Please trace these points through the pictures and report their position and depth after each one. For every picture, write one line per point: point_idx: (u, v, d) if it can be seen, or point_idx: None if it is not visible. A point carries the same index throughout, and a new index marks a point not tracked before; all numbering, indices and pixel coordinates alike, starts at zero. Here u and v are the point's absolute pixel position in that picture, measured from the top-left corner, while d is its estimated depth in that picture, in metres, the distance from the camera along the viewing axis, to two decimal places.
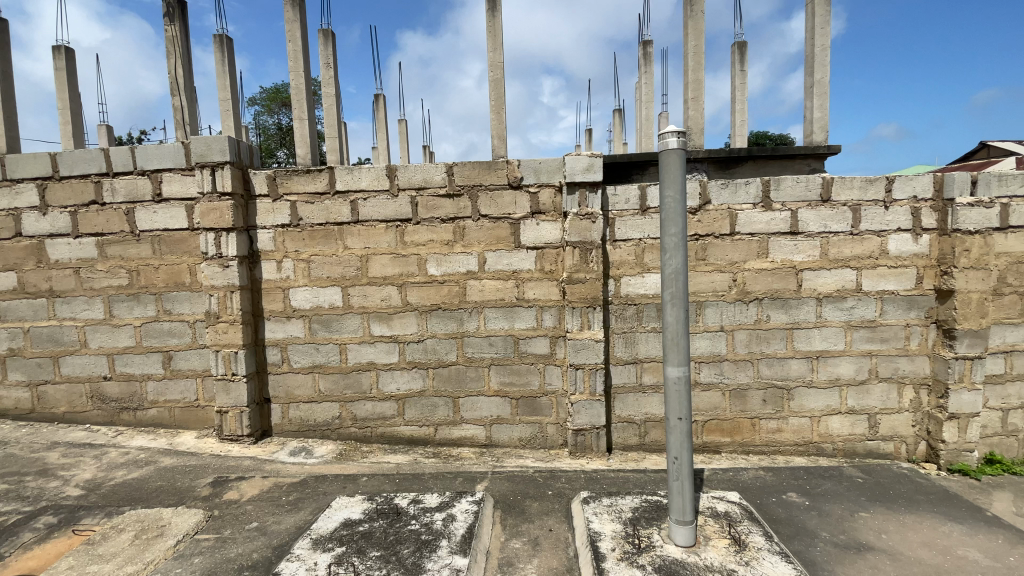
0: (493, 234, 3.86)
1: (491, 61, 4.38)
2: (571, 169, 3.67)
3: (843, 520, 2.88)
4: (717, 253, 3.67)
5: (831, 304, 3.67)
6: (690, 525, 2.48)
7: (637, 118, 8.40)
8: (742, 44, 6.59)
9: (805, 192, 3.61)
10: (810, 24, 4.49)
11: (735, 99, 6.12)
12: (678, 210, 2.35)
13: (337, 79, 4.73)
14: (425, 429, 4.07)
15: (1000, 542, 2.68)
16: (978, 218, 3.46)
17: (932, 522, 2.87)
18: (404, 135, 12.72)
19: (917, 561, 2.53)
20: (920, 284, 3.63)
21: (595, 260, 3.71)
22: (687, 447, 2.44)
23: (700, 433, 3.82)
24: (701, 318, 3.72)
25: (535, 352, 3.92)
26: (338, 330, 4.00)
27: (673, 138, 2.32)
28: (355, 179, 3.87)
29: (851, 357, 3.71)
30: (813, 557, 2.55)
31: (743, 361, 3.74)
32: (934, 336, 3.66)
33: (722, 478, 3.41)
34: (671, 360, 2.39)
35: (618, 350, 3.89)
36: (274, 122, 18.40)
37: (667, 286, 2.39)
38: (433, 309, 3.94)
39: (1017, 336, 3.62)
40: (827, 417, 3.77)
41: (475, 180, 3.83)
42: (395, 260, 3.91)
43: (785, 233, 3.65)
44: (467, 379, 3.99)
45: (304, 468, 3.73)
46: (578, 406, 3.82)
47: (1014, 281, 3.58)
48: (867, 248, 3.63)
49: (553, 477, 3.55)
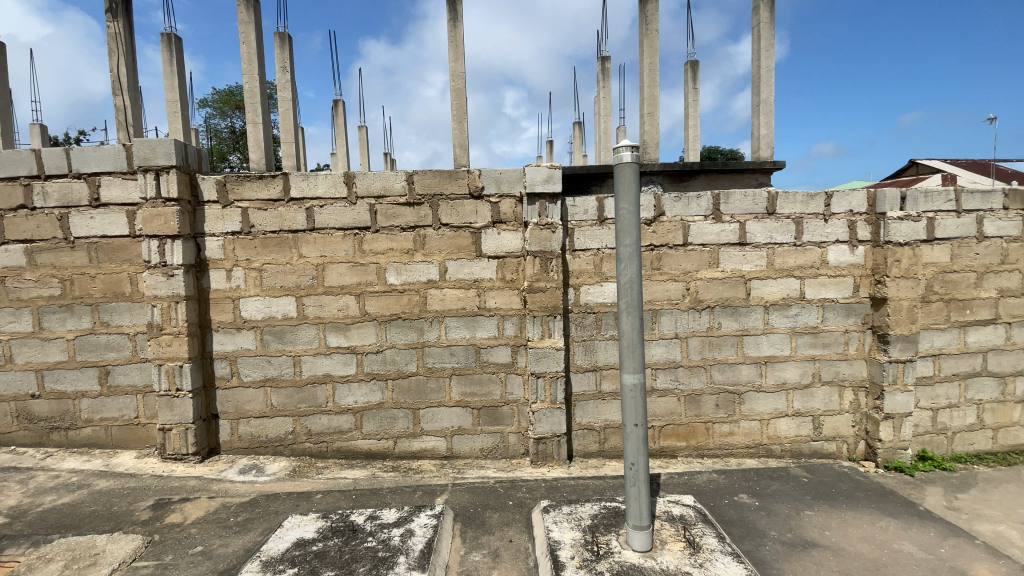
0: (454, 243, 3.84)
1: (452, 71, 4.45)
2: (532, 179, 3.73)
3: (790, 518, 3.00)
4: (671, 263, 3.79)
5: (777, 311, 3.85)
6: (646, 529, 2.52)
7: (596, 131, 8.60)
8: (693, 63, 6.90)
9: (752, 205, 3.78)
10: (757, 47, 4.81)
11: (688, 114, 6.38)
12: (632, 222, 2.42)
13: (293, 83, 4.65)
14: (383, 443, 3.98)
15: (932, 535, 2.85)
16: (908, 231, 3.72)
17: (871, 518, 3.03)
18: (364, 141, 12.53)
19: (857, 555, 2.65)
20: (857, 292, 3.86)
21: (555, 270, 3.75)
22: (643, 453, 2.49)
23: (657, 438, 3.90)
24: (656, 326, 3.82)
25: (496, 361, 3.91)
26: (291, 341, 3.86)
27: (627, 152, 2.39)
28: (311, 187, 3.77)
29: (796, 362, 3.89)
30: (762, 557, 2.63)
31: (697, 367, 3.86)
32: (870, 341, 3.89)
33: (678, 482, 3.49)
34: (627, 367, 2.44)
35: (578, 358, 3.94)
36: (227, 125, 17.75)
37: (623, 295, 2.45)
38: (391, 319, 3.86)
39: (944, 340, 3.88)
40: (776, 420, 3.93)
41: (436, 189, 3.81)
42: (353, 269, 3.82)
43: (734, 244, 3.81)
44: (427, 391, 3.93)
45: (254, 487, 3.56)
46: (539, 414, 3.84)
47: (940, 289, 3.85)
48: (809, 258, 3.84)
49: (513, 487, 3.54)
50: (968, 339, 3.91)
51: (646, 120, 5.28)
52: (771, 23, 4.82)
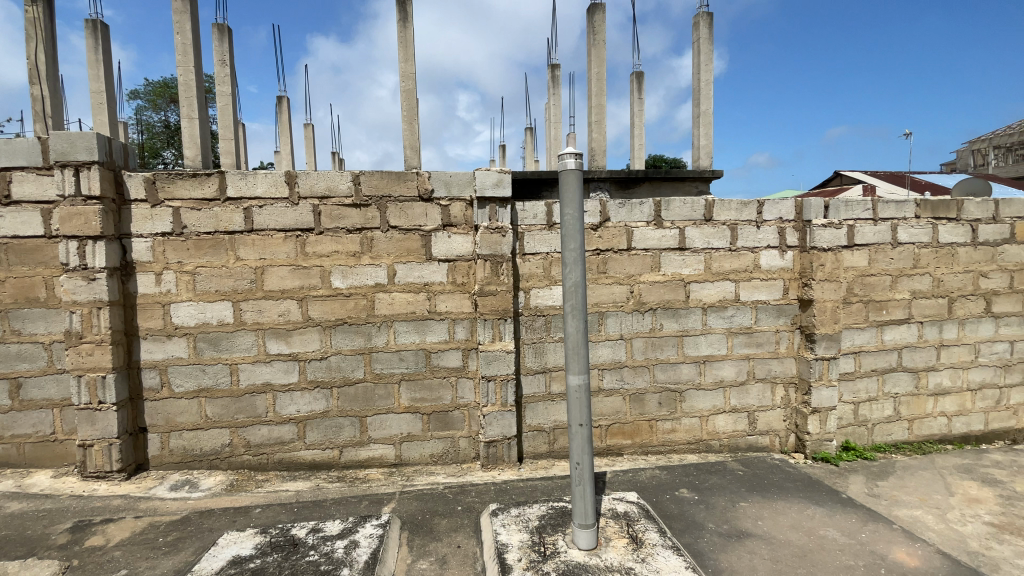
0: (403, 246, 3.78)
1: (401, 71, 4.41)
2: (481, 183, 3.74)
3: (726, 510, 3.15)
4: (617, 267, 3.90)
5: (714, 313, 4.04)
6: (592, 528, 2.57)
7: (547, 137, 8.74)
8: (638, 74, 7.15)
9: (691, 212, 3.96)
10: (697, 61, 5.07)
11: (634, 123, 6.61)
12: (576, 227, 2.47)
13: (232, 78, 4.44)
14: (328, 453, 3.85)
15: (854, 521, 3.06)
16: (831, 237, 4.00)
17: (800, 507, 3.22)
18: (310, 140, 12.12)
19: (787, 543, 2.81)
20: (786, 294, 4.11)
21: (505, 273, 3.77)
22: (588, 452, 2.55)
23: (604, 437, 3.99)
24: (603, 328, 3.91)
25: (447, 366, 3.87)
26: (227, 349, 3.67)
27: (571, 159, 2.44)
28: (249, 186, 3.61)
29: (732, 360, 4.09)
30: (701, 549, 2.74)
31: (641, 367, 3.99)
32: (798, 340, 4.15)
33: (623, 479, 3.59)
34: (572, 368, 2.49)
35: (528, 360, 3.97)
36: (160, 119, 16.70)
37: (568, 298, 2.49)
38: (336, 324, 3.75)
39: (863, 338, 4.20)
40: (715, 416, 4.12)
41: (384, 190, 3.73)
42: (295, 272, 3.68)
43: (674, 249, 3.97)
44: (375, 397, 3.83)
45: (187, 504, 3.35)
46: (490, 418, 3.83)
47: (860, 291, 4.16)
48: (743, 262, 4.05)
49: (462, 492, 3.51)
50: (885, 337, 4.24)
51: (594, 128, 5.42)
52: (710, 39, 5.07)
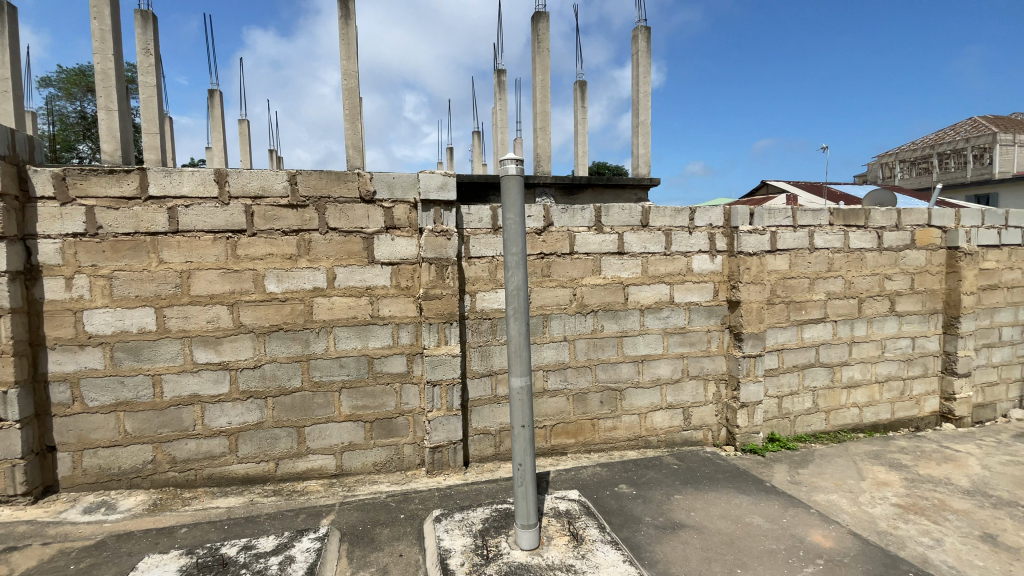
0: (343, 249, 3.68)
1: (342, 70, 4.31)
2: (425, 186, 3.71)
3: (662, 503, 3.28)
4: (560, 270, 3.98)
5: (651, 314, 4.21)
6: (534, 527, 2.60)
7: (493, 141, 8.79)
8: (581, 83, 7.36)
9: (629, 218, 4.12)
10: (635, 73, 5.29)
11: (577, 130, 6.78)
12: (518, 231, 2.51)
13: (158, 69, 4.17)
14: (263, 466, 3.67)
15: (777, 507, 3.27)
16: (755, 242, 4.28)
17: (730, 497, 3.41)
18: (246, 137, 11.55)
19: (716, 531, 2.97)
20: (716, 296, 4.36)
21: (450, 276, 3.75)
22: (530, 453, 2.58)
23: (548, 437, 4.06)
24: (547, 330, 3.98)
25: (390, 372, 3.79)
26: (149, 358, 3.43)
27: (512, 165, 2.47)
28: (175, 184, 3.40)
29: (668, 359, 4.28)
30: (638, 542, 2.85)
31: (584, 367, 4.09)
32: (728, 339, 4.40)
33: (566, 478, 3.66)
34: (515, 370, 2.52)
35: (474, 364, 3.97)
36: (75, 109, 15.36)
37: (510, 301, 2.52)
38: (271, 331, 3.59)
39: (785, 337, 4.51)
40: (653, 413, 4.29)
41: (322, 191, 3.62)
42: (225, 276, 3.50)
43: (614, 253, 4.10)
44: (314, 406, 3.70)
45: (103, 527, 3.09)
46: (435, 423, 3.80)
47: (782, 293, 4.47)
48: (677, 266, 4.25)
49: (405, 499, 3.45)
50: (804, 335, 4.58)
51: (538, 134, 5.53)
52: (647, 52, 5.30)
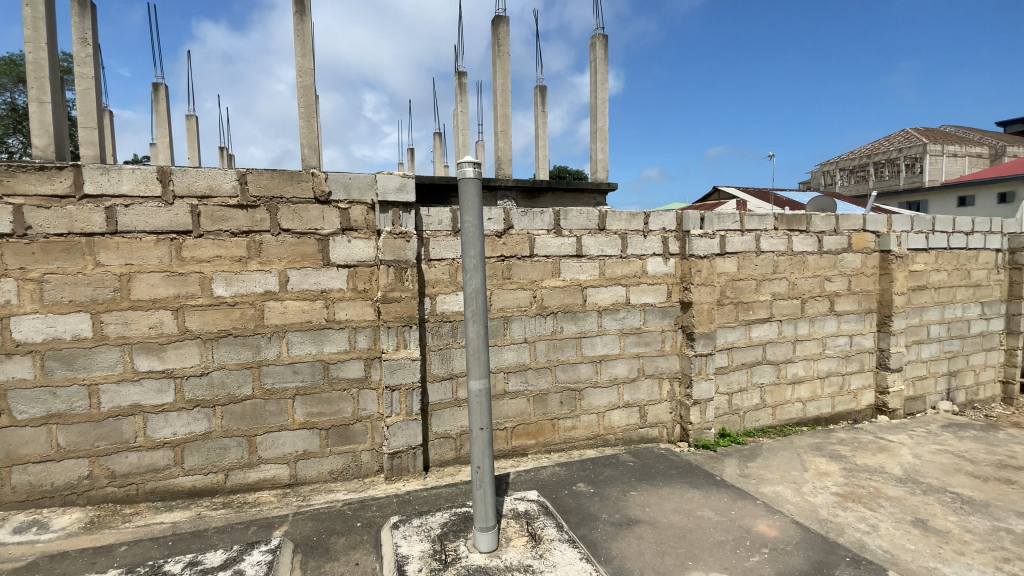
0: (297, 251, 3.58)
1: (297, 67, 4.20)
2: (383, 187, 3.67)
3: (618, 500, 3.36)
4: (520, 273, 4.01)
5: (608, 315, 4.31)
6: (492, 530, 2.61)
7: (454, 142, 8.75)
8: (542, 87, 7.45)
9: (586, 222, 4.20)
10: (593, 80, 5.41)
11: (538, 134, 6.86)
12: (476, 234, 2.51)
13: (96, 60, 3.93)
14: (211, 477, 3.52)
15: (726, 499, 3.40)
16: (706, 246, 4.45)
17: (683, 491, 3.52)
18: (194, 133, 11.04)
19: (669, 525, 3.06)
20: (670, 297, 4.50)
21: (409, 279, 3.71)
22: (489, 456, 2.59)
23: (509, 439, 4.07)
24: (508, 332, 4.00)
25: (347, 377, 3.71)
26: (85, 368, 3.23)
27: (470, 168, 2.48)
28: (113, 183, 3.21)
29: (624, 359, 4.38)
30: (595, 539, 2.90)
31: (544, 368, 4.13)
32: (681, 338, 4.55)
33: (525, 478, 3.69)
34: (473, 373, 2.52)
35: (434, 367, 3.94)
36: (2, 100, 14.26)
37: (468, 304, 2.52)
38: (220, 337, 3.45)
39: (734, 336, 4.71)
40: (611, 412, 4.38)
41: (275, 191, 3.52)
42: (169, 280, 3.34)
43: (572, 256, 4.17)
44: (266, 414, 3.57)
45: (33, 548, 2.89)
46: (394, 428, 3.75)
47: (731, 294, 4.66)
48: (633, 268, 4.37)
49: (363, 507, 3.39)
50: (752, 334, 4.79)
51: (499, 137, 5.56)
52: (605, 59, 5.43)
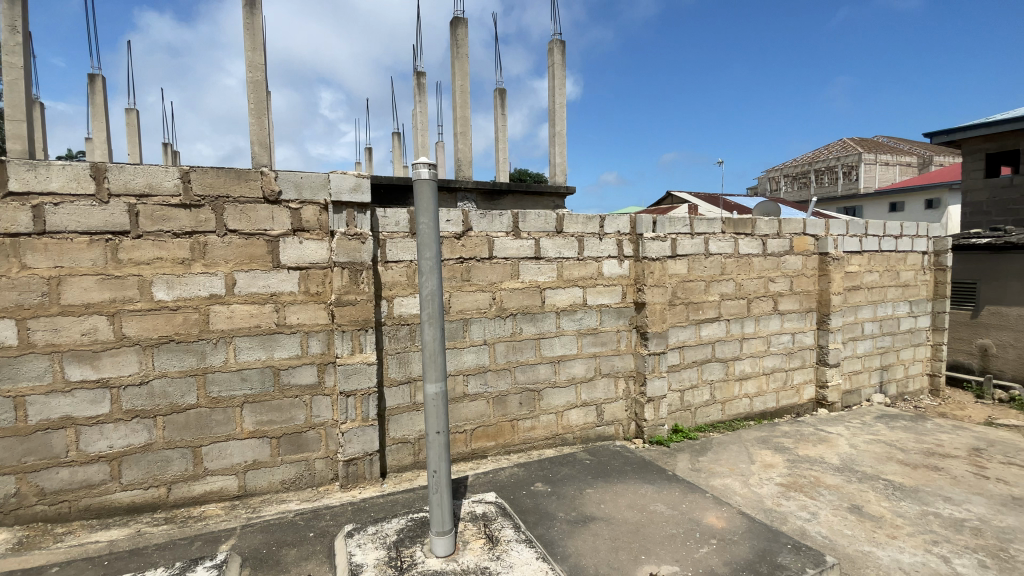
0: (245, 252, 3.44)
1: (247, 62, 4.05)
2: (337, 187, 3.59)
3: (575, 498, 3.41)
4: (479, 275, 4.01)
5: (566, 316, 4.37)
6: (449, 533, 2.59)
7: (413, 143, 8.66)
8: (501, 90, 7.49)
9: (544, 224, 4.24)
10: (551, 85, 5.48)
11: (497, 137, 6.88)
12: (432, 236, 2.48)
13: (24, 47, 3.66)
14: (152, 492, 3.33)
15: (677, 493, 3.51)
16: (658, 248, 4.59)
17: (637, 487, 3.61)
18: (135, 129, 10.44)
19: (624, 521, 3.13)
20: (625, 298, 4.61)
21: (365, 281, 3.64)
22: (445, 459, 2.57)
23: (468, 442, 4.05)
24: (467, 334, 3.99)
25: (300, 383, 3.60)
26: (9, 378, 3.00)
27: (425, 169, 2.45)
28: (41, 180, 3.00)
29: (582, 358, 4.45)
30: (551, 538, 2.93)
31: (503, 370, 4.14)
32: (635, 338, 4.67)
33: (483, 480, 3.68)
34: (429, 377, 2.50)
35: (391, 371, 3.88)
36: None
37: (424, 306, 2.49)
38: (161, 343, 3.27)
39: (686, 335, 4.87)
40: (569, 412, 4.44)
41: (221, 190, 3.37)
42: (104, 283, 3.14)
43: (531, 258, 4.21)
44: (212, 424, 3.41)
45: None
46: (349, 434, 3.66)
47: (682, 295, 4.82)
48: (589, 270, 4.45)
49: (316, 516, 3.29)
50: (702, 333, 4.97)
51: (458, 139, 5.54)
52: (562, 65, 5.51)
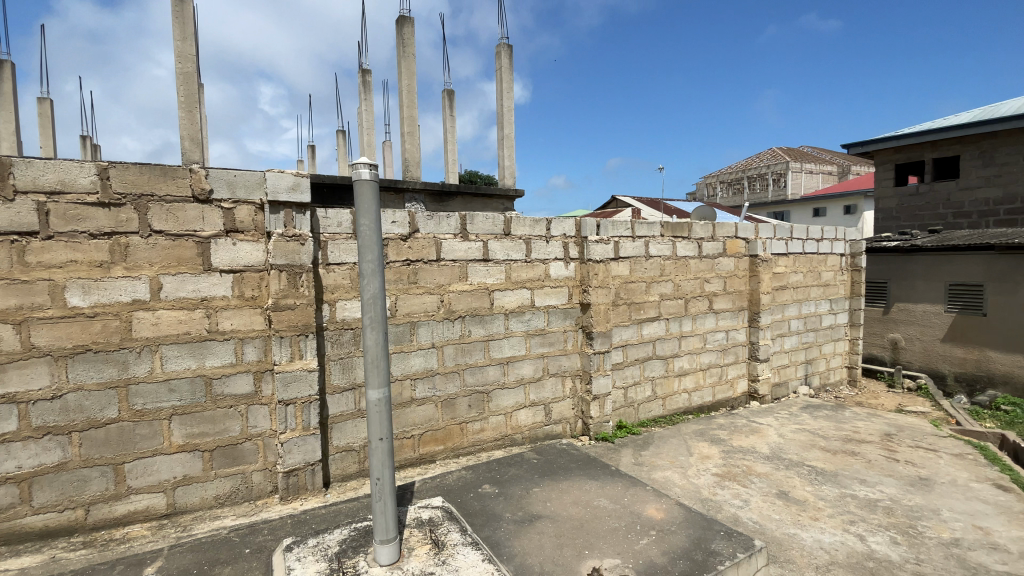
0: (173, 255, 3.24)
1: (177, 52, 3.83)
2: (274, 186, 3.44)
3: (521, 498, 3.44)
4: (426, 277, 3.97)
5: (515, 317, 4.40)
6: (393, 541, 2.54)
7: (359, 142, 8.45)
8: (449, 91, 7.45)
9: (492, 226, 4.26)
10: (499, 88, 5.52)
11: (446, 138, 6.85)
12: (373, 238, 2.42)
13: None
14: (68, 515, 3.07)
15: (620, 487, 3.62)
16: (602, 251, 4.73)
17: (582, 484, 3.69)
18: (48, 119, 9.58)
19: (569, 518, 3.19)
20: (571, 299, 4.71)
21: (305, 285, 3.52)
22: (389, 466, 2.52)
23: (416, 447, 4.00)
24: (414, 337, 3.93)
25: (234, 393, 3.42)
26: None
27: (365, 170, 2.39)
28: None
29: (530, 359, 4.50)
30: (498, 539, 2.95)
31: (451, 373, 4.11)
32: (581, 338, 4.78)
33: (431, 485, 3.65)
34: (372, 382, 2.44)
35: (335, 378, 3.76)
36: None
37: (366, 310, 2.43)
38: (76, 354, 3.02)
39: (629, 334, 5.04)
40: (517, 412, 4.47)
41: (145, 189, 3.16)
42: (9, 289, 2.87)
43: (479, 260, 4.21)
44: (137, 439, 3.18)
45: None
46: (289, 445, 3.52)
47: (625, 296, 4.99)
48: (537, 272, 4.51)
49: (253, 532, 3.15)
50: (644, 332, 5.15)
51: None
52: (510, 68, 5.56)
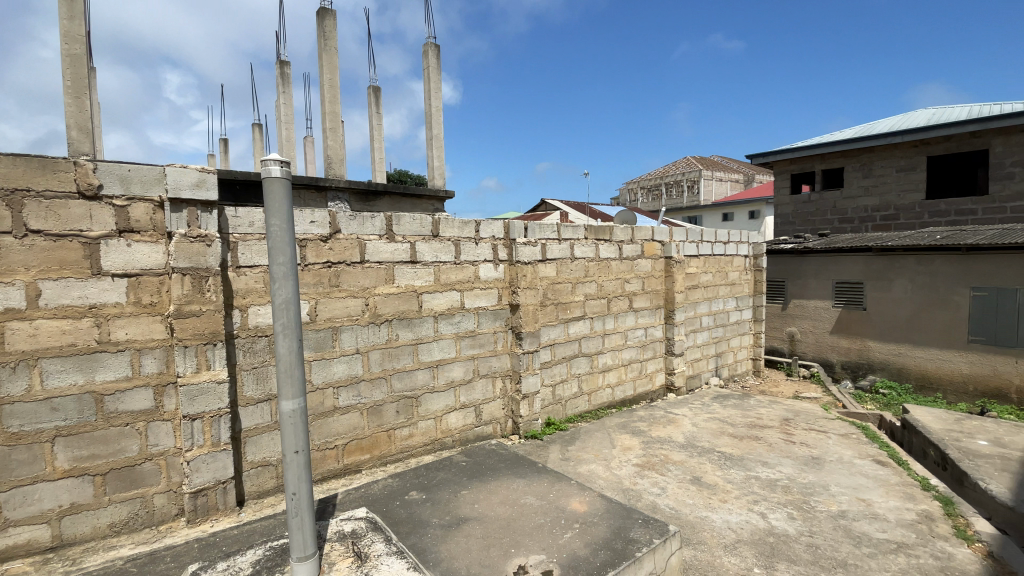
0: (54, 257, 2.89)
1: (62, 31, 3.43)
2: (175, 183, 3.18)
3: (449, 502, 3.42)
4: (349, 280, 3.83)
5: (444, 320, 4.37)
6: (312, 558, 2.43)
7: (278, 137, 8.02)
8: (376, 88, 7.26)
9: (419, 228, 4.20)
10: (427, 87, 5.46)
11: (372, 136, 6.66)
12: (285, 239, 2.29)
13: None
14: None
15: (545, 484, 3.70)
16: (529, 253, 4.83)
17: (509, 483, 3.74)
18: None
19: (496, 518, 3.21)
20: (500, 300, 4.75)
21: (211, 290, 3.29)
22: (306, 480, 2.40)
23: (341, 457, 3.85)
24: (337, 343, 3.79)
25: (132, 410, 3.11)
26: None
27: (275, 168, 2.27)
28: None
29: (460, 361, 4.49)
30: (425, 545, 2.91)
31: (378, 378, 4.01)
32: (510, 338, 4.84)
33: (354, 496, 3.52)
34: (285, 394, 2.31)
35: (248, 389, 3.53)
36: None
37: (279, 316, 2.30)
38: None
39: (556, 333, 5.17)
40: (447, 415, 4.44)
41: (19, 182, 2.80)
42: None
43: (406, 262, 4.14)
44: (12, 466, 2.81)
45: None
46: (196, 463, 3.26)
47: (552, 296, 5.12)
48: (466, 274, 4.50)
49: (154, 560, 2.88)
50: (570, 331, 5.32)
51: None
52: (437, 68, 5.52)
